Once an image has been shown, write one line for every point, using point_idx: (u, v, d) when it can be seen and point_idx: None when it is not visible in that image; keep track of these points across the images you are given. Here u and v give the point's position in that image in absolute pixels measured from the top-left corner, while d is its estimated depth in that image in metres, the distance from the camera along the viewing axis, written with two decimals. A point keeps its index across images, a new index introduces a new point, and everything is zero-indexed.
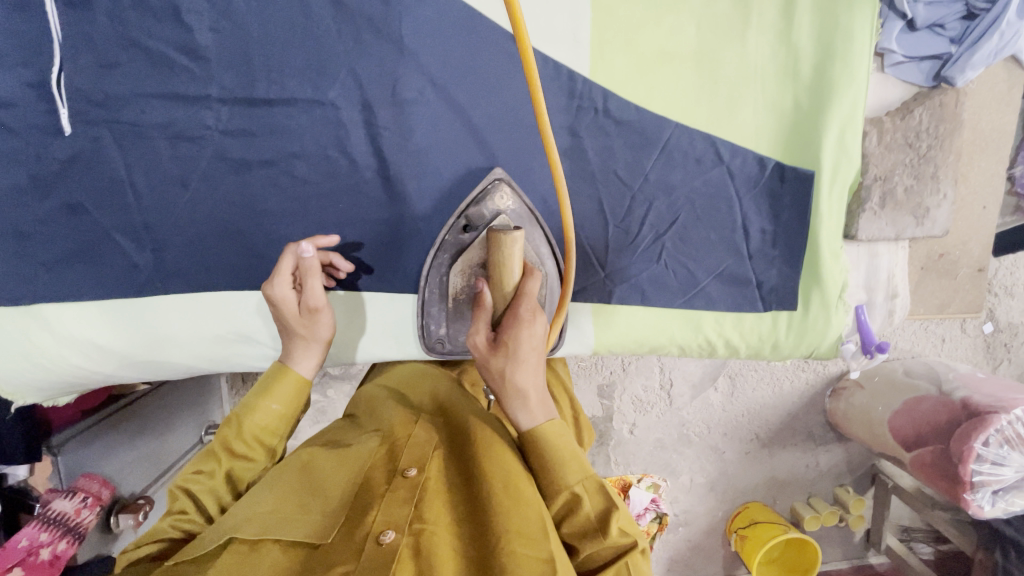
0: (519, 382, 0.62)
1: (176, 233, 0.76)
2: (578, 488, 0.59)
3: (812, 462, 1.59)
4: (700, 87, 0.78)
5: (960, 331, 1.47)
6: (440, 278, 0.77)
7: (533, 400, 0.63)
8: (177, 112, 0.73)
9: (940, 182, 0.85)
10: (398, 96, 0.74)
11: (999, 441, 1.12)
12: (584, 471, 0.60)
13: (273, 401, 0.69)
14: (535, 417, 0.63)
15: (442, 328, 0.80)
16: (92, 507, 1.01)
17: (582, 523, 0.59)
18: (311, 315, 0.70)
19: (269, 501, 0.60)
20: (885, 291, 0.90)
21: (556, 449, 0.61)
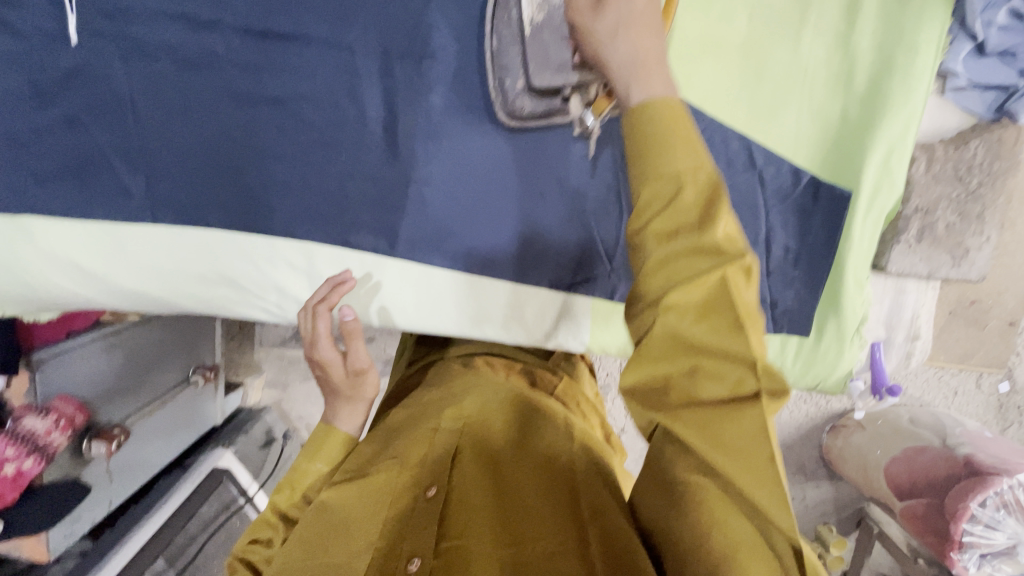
0: (625, 49, 0.55)
1: (174, 162, 0.73)
2: (685, 171, 0.49)
3: (799, 495, 1.56)
4: (742, 83, 0.72)
5: (974, 386, 1.39)
6: (508, 18, 0.69)
7: (648, 66, 0.54)
8: (186, 35, 0.69)
9: (986, 224, 0.80)
10: (418, 49, 0.70)
11: (996, 504, 1.06)
12: (695, 152, 0.49)
13: (318, 462, 0.86)
14: (653, 88, 0.53)
15: (520, 83, 0.71)
16: (64, 429, 1.00)
17: (679, 216, 0.48)
18: (357, 378, 0.88)
19: (301, 551, 0.69)
20: (906, 330, 0.86)
21: (657, 123, 0.51)
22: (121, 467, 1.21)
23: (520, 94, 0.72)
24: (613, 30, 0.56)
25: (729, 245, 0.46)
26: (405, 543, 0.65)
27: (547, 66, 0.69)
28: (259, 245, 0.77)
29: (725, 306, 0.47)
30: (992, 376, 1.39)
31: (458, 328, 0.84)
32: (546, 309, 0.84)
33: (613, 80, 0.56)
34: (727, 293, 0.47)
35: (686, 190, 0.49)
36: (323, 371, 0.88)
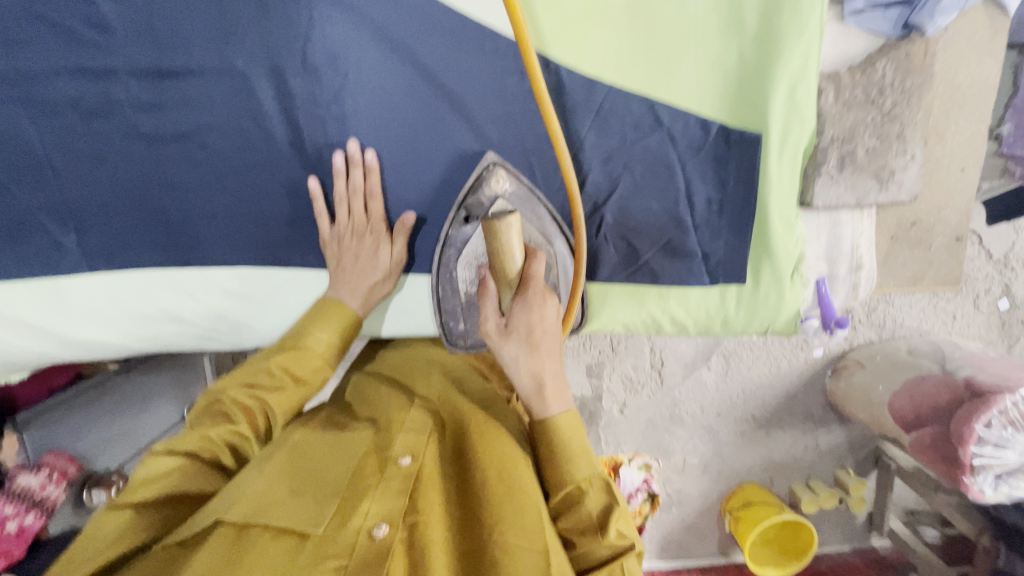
0: (535, 369, 0.61)
1: (99, 212, 0.75)
2: (584, 484, 0.59)
3: (811, 443, 1.51)
4: (633, 44, 0.73)
5: (973, 307, 1.38)
6: (449, 275, 0.79)
7: (549, 390, 0.61)
8: (86, 87, 0.71)
9: (908, 142, 0.77)
10: (309, 63, 0.71)
11: (1002, 422, 1.04)
12: (592, 463, 0.60)
13: (323, 330, 0.72)
14: (558, 403, 0.61)
15: (461, 324, 0.81)
16: (58, 482, 1.04)
17: (585, 513, 0.58)
18: (393, 271, 0.78)
19: (261, 485, 0.59)
20: (848, 263, 0.84)
21: (566, 441, 0.60)
22: None
23: (464, 330, 0.82)
24: (516, 353, 0.61)
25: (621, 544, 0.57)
26: (370, 505, 0.58)
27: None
28: (194, 276, 0.79)
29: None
30: (988, 295, 1.37)
31: (409, 326, 0.85)
32: None
33: (521, 393, 0.62)
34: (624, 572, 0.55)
35: (591, 500, 0.59)
36: (358, 239, 0.75)
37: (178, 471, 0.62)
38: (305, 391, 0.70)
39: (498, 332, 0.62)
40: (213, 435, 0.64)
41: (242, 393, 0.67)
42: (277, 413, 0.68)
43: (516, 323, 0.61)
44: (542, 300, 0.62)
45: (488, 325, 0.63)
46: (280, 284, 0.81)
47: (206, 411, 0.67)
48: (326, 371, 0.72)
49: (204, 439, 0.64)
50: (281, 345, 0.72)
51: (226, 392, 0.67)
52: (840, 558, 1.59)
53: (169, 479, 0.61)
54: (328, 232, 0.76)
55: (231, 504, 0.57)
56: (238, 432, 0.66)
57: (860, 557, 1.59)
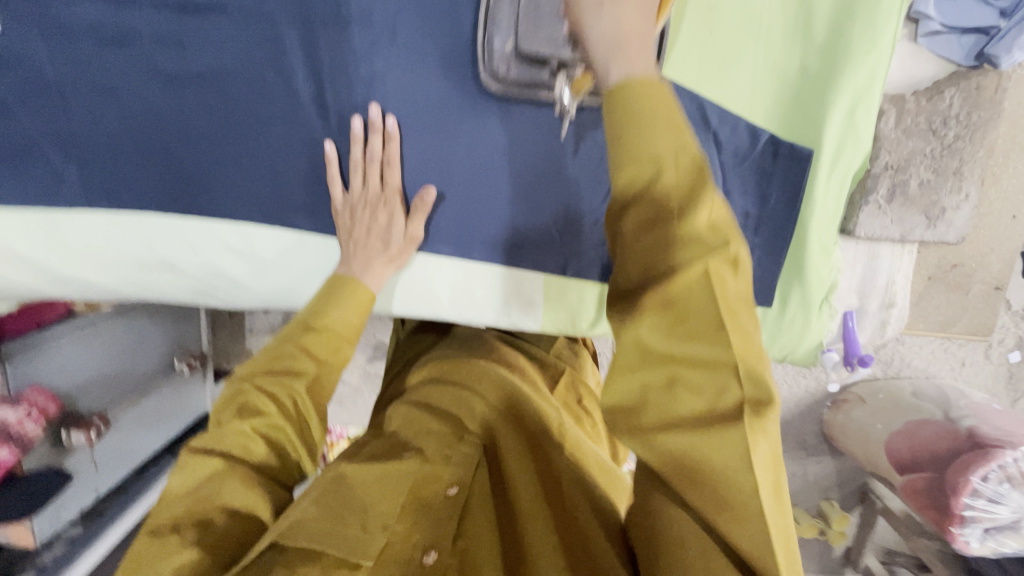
0: (619, 15, 0.49)
1: (105, 147, 0.71)
2: (665, 155, 0.47)
3: (800, 471, 1.48)
4: (692, 35, 0.67)
5: (985, 357, 1.33)
6: None
7: (632, 43, 0.49)
8: (104, 13, 0.66)
9: (964, 180, 0.74)
10: (341, 15, 0.66)
11: (1000, 478, 1.00)
12: (678, 144, 0.47)
13: (336, 308, 0.73)
14: (631, 66, 0.49)
15: (508, 45, 0.65)
16: (37, 420, 1.01)
17: (664, 193, 0.46)
18: (406, 248, 0.75)
19: (312, 511, 0.56)
20: (880, 299, 0.80)
21: (648, 108, 0.47)
22: (106, 455, 1.19)
23: (506, 56, 0.66)
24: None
25: (713, 240, 0.45)
26: (419, 536, 0.58)
27: (538, 29, 0.64)
28: (195, 227, 0.75)
29: (714, 309, 0.44)
30: (1002, 346, 1.32)
31: (410, 305, 0.81)
32: (507, 293, 0.79)
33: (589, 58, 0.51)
34: (716, 291, 0.43)
35: (671, 172, 0.46)
36: (371, 212, 0.72)
37: (217, 472, 0.62)
38: (327, 371, 0.73)
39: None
40: (248, 428, 0.66)
41: (267, 379, 0.70)
42: (305, 395, 0.70)
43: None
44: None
45: None
46: (286, 248, 0.77)
47: (233, 406, 0.68)
48: (346, 349, 0.75)
49: (236, 433, 0.66)
50: (298, 327, 0.73)
51: (250, 380, 0.70)
52: None
53: (207, 486, 0.61)
54: (341, 202, 0.72)
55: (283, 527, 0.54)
56: (271, 421, 0.67)
57: None
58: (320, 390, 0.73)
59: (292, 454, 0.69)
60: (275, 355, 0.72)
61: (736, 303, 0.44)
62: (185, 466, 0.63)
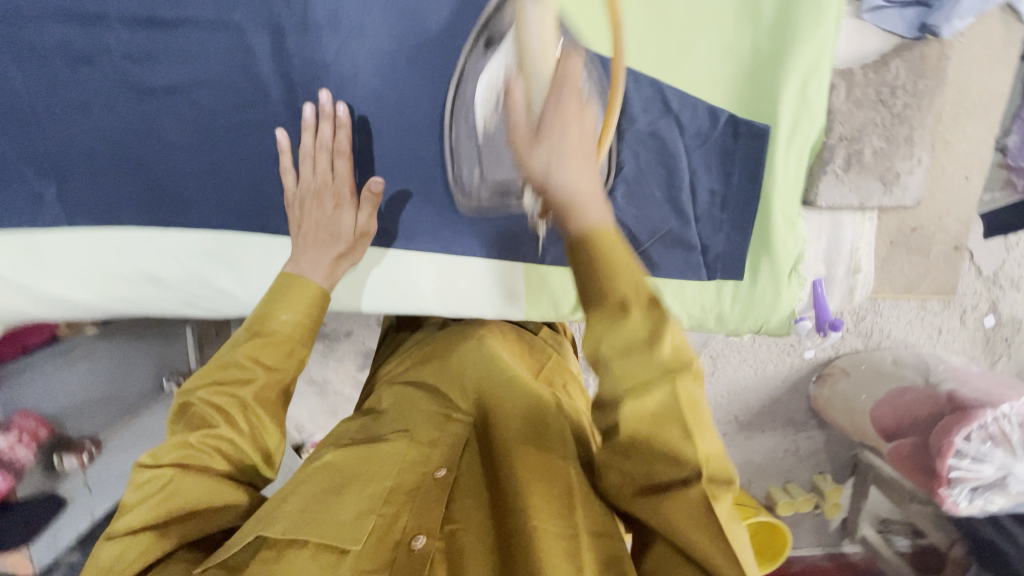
0: (567, 172, 0.49)
1: (80, 164, 0.72)
2: (624, 292, 0.45)
3: (791, 447, 1.51)
4: (648, 25, 0.70)
5: (959, 323, 1.38)
6: (466, 111, 0.72)
7: (587, 199, 0.48)
8: (74, 32, 0.67)
9: (915, 146, 0.76)
10: (309, 22, 0.68)
11: (981, 436, 1.03)
12: (636, 278, 0.45)
13: (283, 310, 0.69)
14: (594, 216, 0.47)
15: (475, 173, 0.75)
16: (27, 444, 1.01)
17: (628, 334, 0.44)
18: (358, 242, 0.74)
19: (296, 505, 0.59)
20: (846, 265, 0.83)
21: (610, 251, 0.46)
22: (99, 479, 1.16)
23: (477, 182, 0.76)
24: (547, 157, 0.49)
25: (676, 360, 0.44)
26: (408, 519, 0.56)
27: (498, 164, 0.74)
28: (174, 237, 0.76)
29: (680, 419, 0.43)
30: (975, 310, 1.37)
31: (392, 304, 0.82)
32: (489, 283, 0.81)
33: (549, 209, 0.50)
34: (685, 404, 0.43)
35: (634, 311, 0.44)
36: (319, 202, 0.71)
37: (166, 483, 0.59)
38: (279, 376, 0.68)
39: (521, 135, 0.51)
40: (194, 441, 0.61)
41: (210, 392, 0.64)
42: (253, 405, 0.65)
43: (547, 121, 0.50)
44: (577, 109, 0.51)
45: (518, 133, 0.51)
46: (263, 252, 0.77)
47: (184, 417, 0.64)
48: (301, 351, 0.70)
49: (183, 446, 0.61)
50: (246, 332, 0.68)
51: (195, 393, 0.65)
52: (812, 562, 1.59)
53: (158, 498, 0.58)
54: (290, 192, 0.72)
55: (271, 523, 0.56)
56: (218, 434, 0.62)
57: (831, 561, 1.59)
58: (274, 396, 0.68)
59: (249, 464, 0.65)
60: (217, 363, 0.66)
61: (700, 403, 0.44)
62: (134, 480, 0.60)
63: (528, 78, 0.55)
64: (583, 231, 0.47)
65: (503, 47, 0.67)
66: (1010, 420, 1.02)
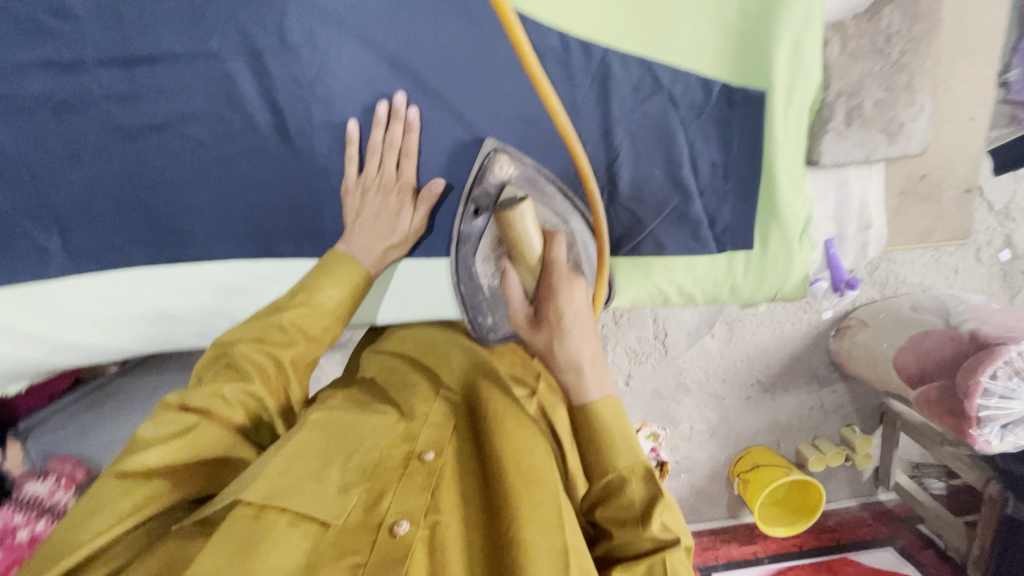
0: (570, 353, 0.59)
1: (80, 211, 0.72)
2: (625, 472, 0.55)
3: (817, 403, 1.49)
4: (630, 4, 0.69)
5: (975, 260, 1.36)
6: (470, 272, 0.78)
7: (588, 371, 0.59)
8: (55, 81, 0.67)
9: (917, 92, 0.74)
10: (286, 41, 0.67)
11: (1008, 373, 1.03)
12: (636, 456, 0.55)
13: (331, 286, 0.69)
14: (594, 388, 0.58)
15: (491, 318, 0.79)
16: (66, 487, 0.99)
17: (625, 502, 0.54)
18: (410, 238, 0.75)
19: (280, 467, 0.56)
20: (857, 223, 0.82)
21: (607, 427, 0.57)
22: None
23: (496, 321, 0.80)
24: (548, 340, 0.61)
25: (665, 539, 0.52)
26: (392, 502, 0.56)
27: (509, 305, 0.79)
28: (182, 272, 0.76)
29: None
30: (989, 246, 1.35)
31: (419, 307, 0.83)
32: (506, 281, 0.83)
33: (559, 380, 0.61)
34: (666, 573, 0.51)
35: (632, 488, 0.54)
36: (382, 197, 0.72)
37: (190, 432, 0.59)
38: (314, 347, 0.68)
39: (529, 322, 0.65)
40: (225, 394, 0.62)
41: (252, 347, 0.64)
42: (290, 369, 0.66)
43: (543, 309, 0.63)
44: (568, 283, 0.63)
45: (518, 316, 0.65)
46: (273, 278, 0.77)
47: (217, 366, 0.65)
48: (337, 328, 0.70)
49: (214, 394, 0.61)
50: (290, 299, 0.68)
51: (235, 346, 0.64)
52: (849, 514, 1.57)
53: (179, 443, 0.58)
54: (347, 184, 0.72)
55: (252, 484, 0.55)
56: (249, 391, 0.63)
57: (868, 512, 1.57)
58: (304, 364, 0.68)
59: (266, 421, 0.66)
60: (263, 323, 0.66)
61: (680, 566, 0.52)
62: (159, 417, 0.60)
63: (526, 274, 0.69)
64: (583, 402, 0.58)
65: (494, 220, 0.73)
66: None
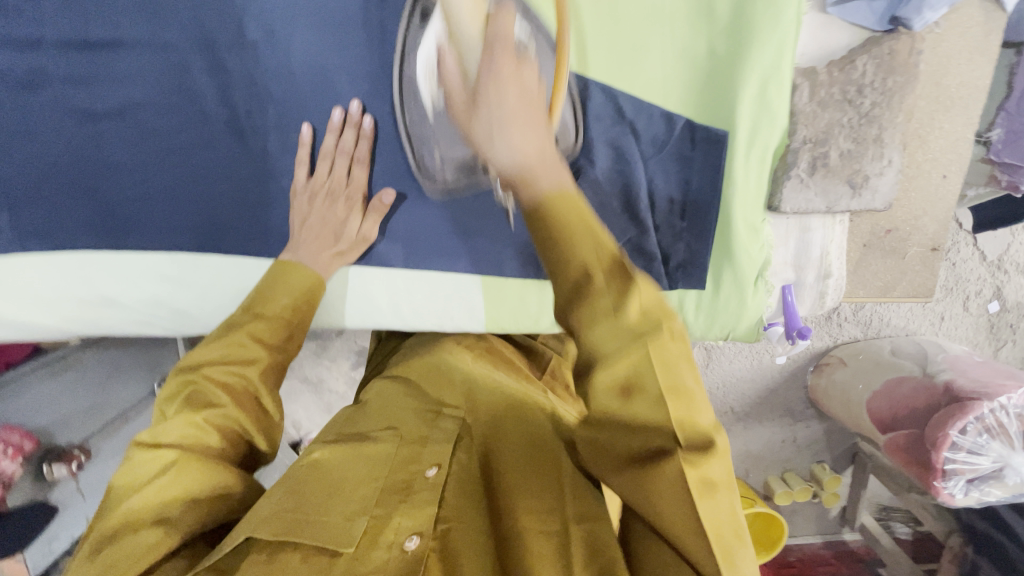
0: (512, 142, 0.43)
1: (26, 188, 0.71)
2: (588, 264, 0.40)
3: (789, 437, 1.44)
4: (598, 30, 0.67)
5: (963, 308, 1.33)
6: (414, 90, 0.67)
7: (538, 169, 0.42)
8: (10, 58, 0.66)
9: (885, 146, 0.72)
10: (245, 38, 0.67)
11: (978, 429, 0.96)
12: (597, 242, 0.40)
13: (282, 294, 0.68)
14: (543, 187, 0.41)
15: (437, 157, 0.70)
16: (15, 456, 0.91)
17: (592, 304, 0.40)
18: (358, 245, 0.74)
19: (283, 503, 0.51)
20: (816, 270, 0.80)
21: (560, 217, 0.40)
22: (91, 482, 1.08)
23: (441, 164, 0.71)
24: (488, 131, 0.44)
25: (645, 326, 0.39)
26: (402, 519, 0.50)
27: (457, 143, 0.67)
28: (128, 260, 0.75)
29: (651, 382, 0.39)
30: (978, 295, 1.31)
31: (363, 319, 0.80)
32: (451, 294, 0.80)
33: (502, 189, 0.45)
34: (657, 364, 0.39)
35: (597, 282, 0.39)
36: (331, 201, 0.71)
37: (171, 468, 0.54)
38: (282, 356, 0.66)
39: (466, 105, 0.46)
40: (199, 421, 0.57)
41: (215, 369, 0.61)
42: (259, 384, 0.63)
43: (483, 89, 0.43)
44: (512, 53, 0.43)
45: (455, 104, 0.46)
46: (220, 272, 0.76)
47: (180, 397, 0.60)
48: (298, 336, 0.69)
49: (186, 424, 0.57)
50: (243, 315, 0.66)
51: (198, 370, 0.61)
52: (811, 550, 1.50)
53: (164, 480, 0.54)
54: (296, 188, 0.71)
55: (257, 521, 0.48)
56: (223, 414, 0.59)
57: (831, 550, 1.49)
58: (274, 376, 0.65)
59: (246, 440, 0.61)
60: (216, 343, 0.63)
61: (674, 362, 0.39)
62: (133, 462, 0.55)
63: (459, 49, 0.49)
64: (538, 201, 0.41)
65: (431, 18, 0.61)
66: (1007, 411, 0.95)
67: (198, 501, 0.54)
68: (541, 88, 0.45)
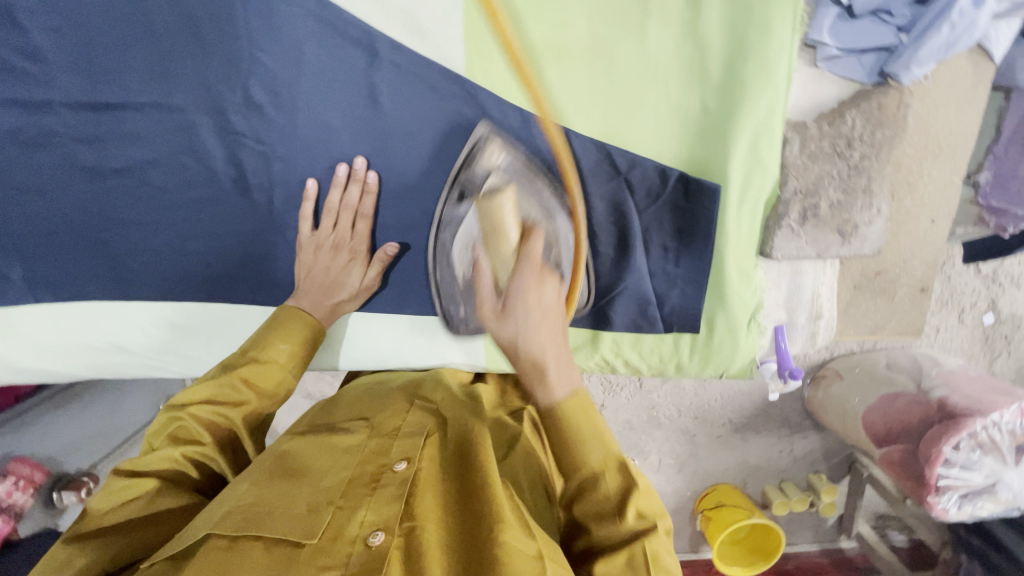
0: (536, 353, 0.58)
1: (39, 241, 0.73)
2: (599, 466, 0.53)
3: (787, 448, 1.39)
4: (593, 90, 0.69)
5: (958, 320, 1.31)
6: (446, 258, 0.74)
7: (551, 366, 0.57)
8: (23, 120, 0.68)
9: (874, 196, 0.74)
10: (251, 99, 0.69)
11: (971, 445, 0.97)
12: (606, 449, 0.54)
13: (283, 341, 0.68)
14: (557, 387, 0.56)
15: (463, 310, 0.78)
16: (26, 488, 0.92)
17: (600, 499, 0.52)
18: (361, 294, 0.77)
19: (250, 495, 0.52)
20: (808, 312, 0.83)
21: (576, 423, 0.54)
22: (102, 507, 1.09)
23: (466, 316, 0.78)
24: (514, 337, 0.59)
25: (642, 522, 0.51)
26: (367, 513, 0.50)
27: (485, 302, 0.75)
28: (139, 310, 0.77)
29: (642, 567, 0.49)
30: (976, 309, 1.30)
31: (368, 359, 0.82)
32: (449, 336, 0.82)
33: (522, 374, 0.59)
34: (650, 561, 0.49)
35: (607, 483, 0.52)
36: (334, 252, 0.73)
37: (148, 494, 0.57)
38: (272, 402, 0.66)
39: (497, 314, 0.61)
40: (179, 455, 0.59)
41: (204, 409, 0.62)
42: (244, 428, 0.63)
43: (513, 304, 0.60)
44: (537, 284, 0.61)
45: (487, 309, 0.62)
46: (227, 320, 0.79)
47: (169, 429, 0.62)
48: (292, 382, 0.68)
49: (168, 458, 0.59)
50: (240, 356, 0.66)
51: (187, 408, 0.62)
52: (809, 558, 1.51)
53: (138, 504, 0.56)
54: (301, 240, 0.74)
55: (222, 516, 0.49)
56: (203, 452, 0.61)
57: (827, 558, 1.50)
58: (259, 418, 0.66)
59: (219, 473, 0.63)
60: (208, 382, 0.63)
61: (664, 556, 0.50)
62: (110, 484, 0.57)
63: (497, 258, 0.65)
64: (550, 403, 0.55)
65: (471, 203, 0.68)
66: (998, 428, 0.96)
67: (165, 523, 0.56)
68: (557, 297, 0.63)
